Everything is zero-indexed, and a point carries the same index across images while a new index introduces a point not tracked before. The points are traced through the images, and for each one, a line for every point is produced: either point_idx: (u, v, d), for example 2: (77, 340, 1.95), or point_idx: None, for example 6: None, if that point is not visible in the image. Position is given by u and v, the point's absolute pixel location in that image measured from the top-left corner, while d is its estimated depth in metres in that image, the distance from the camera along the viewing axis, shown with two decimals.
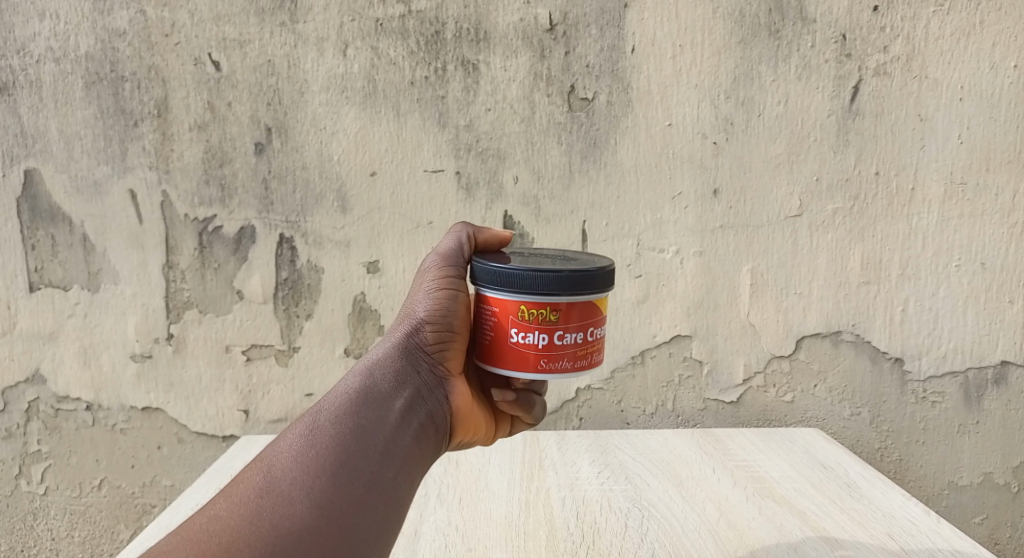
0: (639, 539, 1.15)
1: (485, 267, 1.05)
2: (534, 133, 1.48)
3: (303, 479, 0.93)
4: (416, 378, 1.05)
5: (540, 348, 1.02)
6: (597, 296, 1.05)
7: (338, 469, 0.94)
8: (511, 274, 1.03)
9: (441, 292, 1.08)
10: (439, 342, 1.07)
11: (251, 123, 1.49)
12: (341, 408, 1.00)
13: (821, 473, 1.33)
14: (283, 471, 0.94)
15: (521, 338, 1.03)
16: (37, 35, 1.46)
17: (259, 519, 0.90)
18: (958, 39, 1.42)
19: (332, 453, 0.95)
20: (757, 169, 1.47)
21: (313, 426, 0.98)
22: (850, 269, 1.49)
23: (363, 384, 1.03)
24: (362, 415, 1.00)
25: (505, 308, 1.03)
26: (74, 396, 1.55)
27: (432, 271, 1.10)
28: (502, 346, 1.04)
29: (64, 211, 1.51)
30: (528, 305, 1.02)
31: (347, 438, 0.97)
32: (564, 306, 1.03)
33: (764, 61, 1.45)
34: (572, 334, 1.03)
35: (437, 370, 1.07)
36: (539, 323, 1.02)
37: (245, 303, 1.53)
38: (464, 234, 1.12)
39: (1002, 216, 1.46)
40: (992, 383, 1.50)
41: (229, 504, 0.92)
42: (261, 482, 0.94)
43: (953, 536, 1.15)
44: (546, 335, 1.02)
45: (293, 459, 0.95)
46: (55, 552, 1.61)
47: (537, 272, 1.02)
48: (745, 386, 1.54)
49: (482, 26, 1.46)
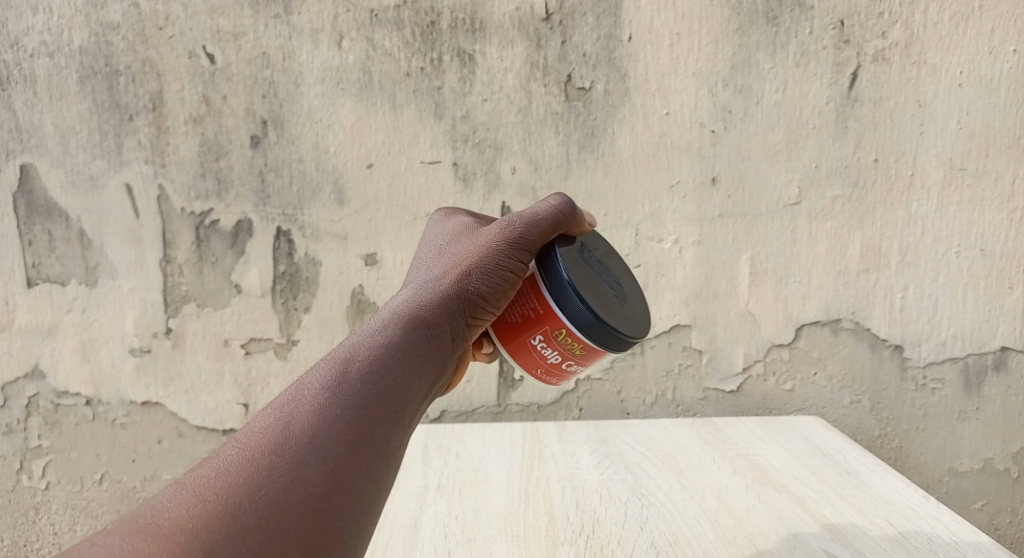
0: (638, 528, 1.15)
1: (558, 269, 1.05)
2: (531, 123, 1.48)
3: (321, 442, 0.86)
4: (447, 344, 1.01)
5: (544, 361, 1.08)
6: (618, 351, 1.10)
7: (357, 434, 0.88)
8: (573, 300, 1.03)
9: (503, 265, 1.04)
10: (479, 312, 1.04)
11: (247, 116, 1.48)
12: (371, 367, 0.93)
13: (822, 461, 1.33)
14: (303, 428, 0.86)
15: (539, 346, 1.07)
16: (30, 29, 1.46)
17: (271, 479, 0.82)
18: (957, 24, 1.41)
19: (353, 416, 0.89)
20: (755, 157, 1.47)
21: (339, 382, 0.91)
22: (850, 257, 1.49)
23: (396, 341, 0.97)
24: (390, 377, 0.93)
25: (550, 318, 1.05)
26: (73, 392, 1.55)
27: (505, 238, 1.05)
28: (519, 339, 1.08)
29: (61, 206, 1.50)
30: (567, 332, 1.05)
31: (371, 402, 0.90)
32: (592, 351, 1.07)
33: (762, 48, 1.44)
34: (577, 366, 1.10)
35: (465, 338, 1.04)
36: (562, 347, 1.07)
37: (243, 297, 1.53)
38: (558, 220, 1.08)
39: (1002, 202, 1.45)
40: (992, 369, 1.50)
41: (240, 458, 0.83)
42: (277, 437, 0.85)
43: (952, 521, 1.15)
44: (560, 358, 1.08)
45: (313, 417, 0.87)
46: (58, 547, 1.61)
47: (595, 319, 1.04)
48: (745, 375, 1.54)
49: (478, 15, 1.45)
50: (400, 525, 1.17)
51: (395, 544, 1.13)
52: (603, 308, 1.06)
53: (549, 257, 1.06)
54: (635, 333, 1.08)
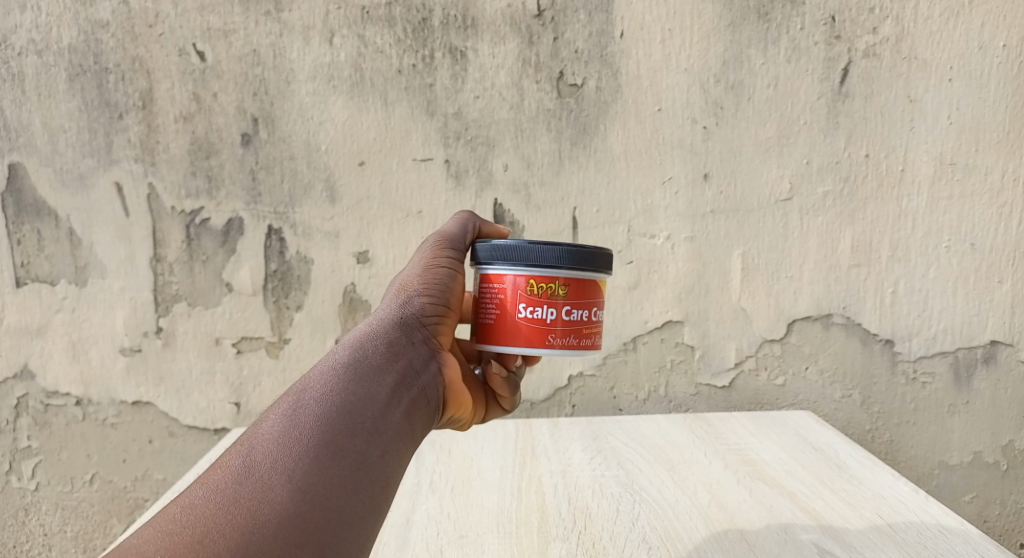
0: (630, 523, 1.15)
1: (489, 247, 1.09)
2: (523, 120, 1.48)
3: (286, 460, 0.87)
4: (411, 351, 1.03)
5: (548, 324, 1.05)
6: (598, 276, 1.10)
7: (324, 447, 0.89)
8: (517, 250, 1.06)
9: (437, 269, 1.10)
10: (433, 315, 1.07)
11: (238, 114, 1.47)
12: (330, 383, 0.95)
13: (813, 455, 1.33)
14: (265, 452, 0.88)
15: (529, 314, 1.05)
16: (19, 27, 1.45)
17: (238, 505, 0.83)
18: (945, 20, 1.43)
19: (318, 431, 0.90)
20: (747, 152, 1.47)
21: (299, 402, 0.92)
22: (841, 252, 1.49)
23: (353, 356, 0.99)
24: (351, 389, 0.95)
25: (514, 284, 1.06)
26: (63, 392, 1.54)
27: (432, 249, 1.12)
28: (507, 321, 1.06)
29: (50, 204, 1.49)
30: (536, 280, 1.06)
31: (335, 414, 0.91)
32: (571, 282, 1.06)
33: (753, 44, 1.45)
34: (578, 311, 1.07)
35: (429, 343, 1.06)
36: (547, 298, 1.05)
37: (235, 295, 1.52)
38: (471, 222, 1.15)
39: (991, 196, 1.46)
40: (981, 362, 1.51)
41: (204, 491, 0.84)
42: (241, 465, 0.87)
43: (941, 513, 1.16)
44: (555, 310, 1.05)
45: (275, 440, 0.89)
46: (47, 549, 1.59)
47: (548, 246, 1.06)
48: (737, 370, 1.54)
49: (470, 12, 1.45)
50: (393, 523, 1.17)
51: (388, 542, 1.12)
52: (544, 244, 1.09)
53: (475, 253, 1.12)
54: (594, 247, 1.10)
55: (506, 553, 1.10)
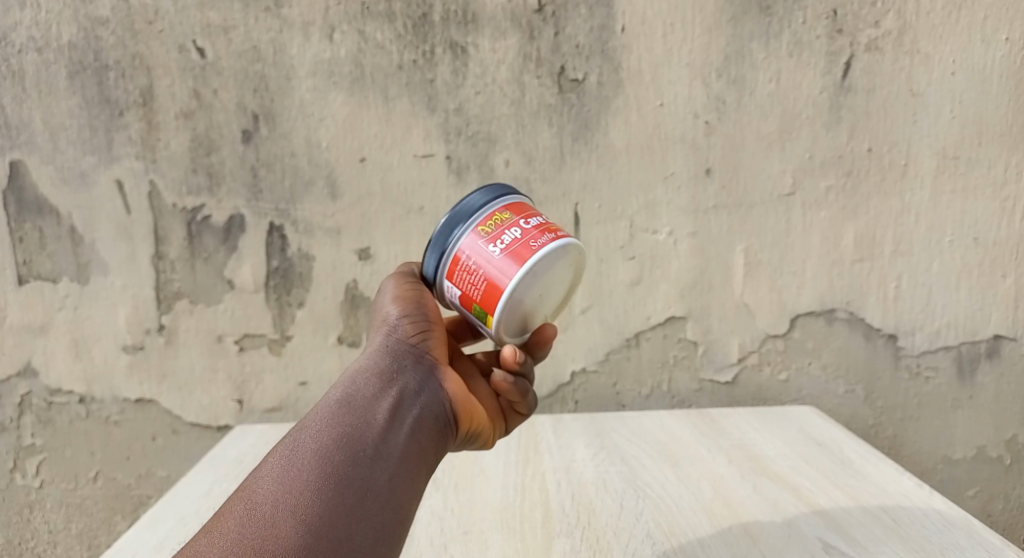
0: (634, 519, 1.15)
1: (432, 261, 1.10)
2: (524, 116, 1.47)
3: (287, 499, 0.91)
4: (405, 374, 1.06)
5: (521, 238, 1.05)
6: (523, 196, 1.13)
7: (324, 481, 0.93)
8: (449, 228, 1.09)
9: (411, 292, 1.12)
10: (418, 335, 1.09)
11: (238, 111, 1.47)
12: (326, 422, 0.99)
13: (816, 450, 1.33)
14: (266, 495, 0.92)
15: (501, 244, 1.05)
16: (18, 25, 1.44)
17: (242, 547, 0.86)
18: (950, 12, 1.41)
19: (316, 467, 0.94)
20: (749, 147, 1.46)
21: (295, 444, 0.97)
22: (844, 247, 1.49)
23: (345, 393, 1.02)
24: (347, 423, 0.99)
25: (470, 245, 1.06)
26: (67, 390, 1.54)
27: (399, 280, 1.15)
28: (492, 266, 1.04)
29: (51, 202, 1.49)
30: (482, 224, 1.07)
31: (331, 449, 0.96)
32: (505, 205, 1.09)
33: (755, 38, 1.43)
34: (533, 218, 1.08)
35: (424, 360, 1.09)
36: (501, 225, 1.06)
37: (237, 292, 1.52)
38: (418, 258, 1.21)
39: (994, 190, 1.45)
40: (985, 357, 1.50)
41: (209, 538, 0.88)
42: (243, 510, 0.91)
43: (946, 508, 1.16)
44: (515, 227, 1.06)
45: (275, 483, 0.93)
46: (52, 546, 1.59)
47: (466, 201, 1.09)
48: (740, 366, 1.54)
49: (470, 7, 1.44)
50: None
51: None
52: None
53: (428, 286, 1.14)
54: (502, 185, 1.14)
55: (510, 549, 1.10)
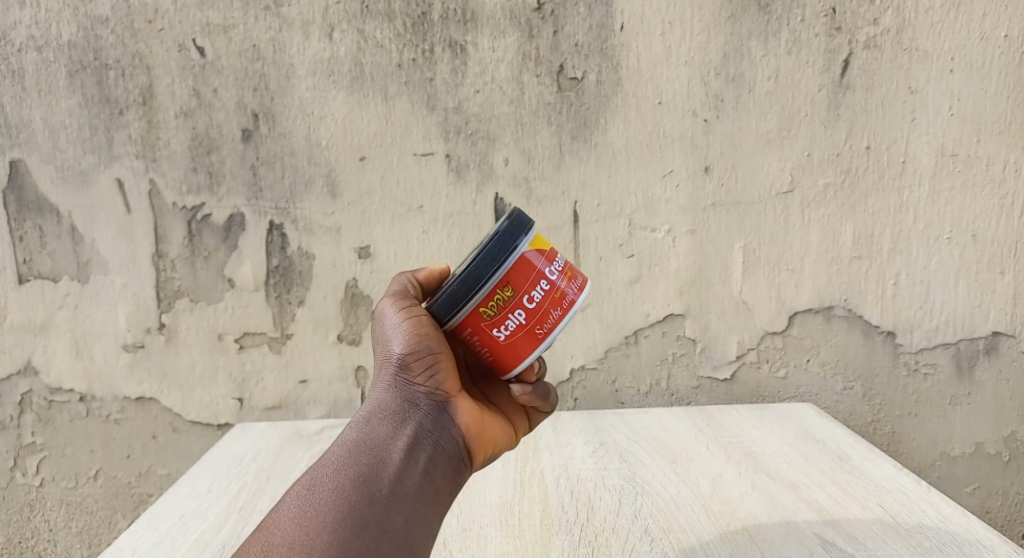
0: (632, 516, 1.16)
1: (430, 316, 1.04)
2: (523, 114, 1.47)
3: (304, 544, 0.94)
4: (416, 414, 1.04)
5: (526, 324, 1.03)
6: (530, 246, 1.04)
7: (341, 525, 0.95)
8: (450, 299, 1.02)
9: (413, 325, 1.04)
10: (425, 369, 1.04)
11: (238, 110, 1.47)
12: (342, 461, 1.01)
13: (814, 447, 1.34)
14: (284, 538, 0.95)
15: (506, 331, 1.03)
16: (18, 24, 1.44)
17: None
18: (948, 10, 1.42)
19: (332, 511, 0.96)
20: (748, 145, 1.47)
21: (313, 484, 0.99)
22: (842, 244, 1.49)
23: (360, 433, 1.03)
24: (363, 464, 1.00)
25: (472, 324, 1.03)
26: (67, 388, 1.55)
27: (397, 308, 1.06)
28: (501, 350, 1.03)
29: (51, 201, 1.49)
30: (485, 303, 1.02)
31: (346, 491, 0.97)
32: (510, 274, 1.02)
33: (753, 36, 1.44)
34: (538, 288, 1.03)
35: (436, 396, 1.05)
36: (506, 306, 1.02)
37: (237, 291, 1.53)
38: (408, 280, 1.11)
39: (992, 188, 1.46)
40: (984, 354, 1.51)
41: None
42: (263, 553, 0.94)
43: (943, 505, 1.16)
44: (520, 309, 1.02)
45: (294, 525, 0.96)
46: (53, 544, 1.60)
47: (469, 271, 1.01)
48: (739, 363, 1.54)
49: (469, 6, 1.45)
50: None
51: None
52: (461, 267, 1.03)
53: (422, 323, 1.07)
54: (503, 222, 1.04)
55: (509, 546, 1.11)
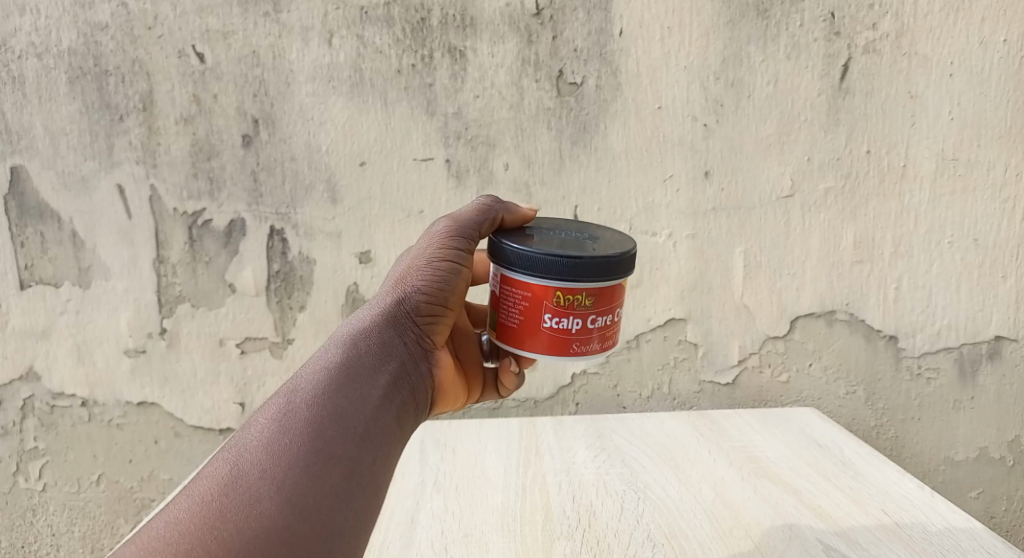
0: (634, 521, 1.16)
1: (515, 252, 1.06)
2: (523, 119, 1.47)
3: (275, 470, 0.90)
4: (401, 351, 1.07)
5: (572, 334, 1.06)
6: (621, 280, 1.09)
7: (315, 456, 0.92)
8: (545, 260, 1.04)
9: (442, 262, 1.10)
10: (430, 314, 1.10)
11: (238, 116, 1.47)
12: (321, 386, 0.98)
13: (817, 452, 1.33)
14: (252, 463, 0.90)
15: (555, 324, 1.06)
16: (17, 30, 1.44)
17: (226, 519, 0.85)
18: (948, 15, 1.41)
19: (308, 440, 0.93)
20: (748, 149, 1.46)
21: (288, 409, 0.95)
22: (844, 248, 1.49)
23: (344, 358, 1.02)
24: (343, 394, 0.98)
25: (540, 293, 1.05)
26: (69, 394, 1.55)
27: (440, 241, 1.11)
28: (532, 330, 1.07)
29: (53, 207, 1.49)
30: (562, 291, 1.05)
31: (324, 422, 0.95)
32: (595, 292, 1.06)
33: (753, 41, 1.43)
34: (603, 317, 1.08)
35: (423, 341, 1.11)
36: (572, 308, 1.06)
37: (238, 296, 1.53)
38: (490, 211, 1.14)
39: (994, 192, 1.45)
40: (986, 358, 1.50)
41: (191, 504, 0.87)
42: (227, 475, 0.89)
43: (947, 510, 1.16)
44: (581, 320, 1.06)
45: (263, 449, 0.92)
46: (57, 548, 1.61)
47: (574, 258, 1.04)
48: (740, 367, 1.54)
49: (468, 11, 1.44)
50: (397, 521, 1.17)
51: (392, 541, 1.13)
52: (574, 250, 1.06)
53: (496, 248, 1.09)
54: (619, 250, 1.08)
55: (511, 551, 1.11)
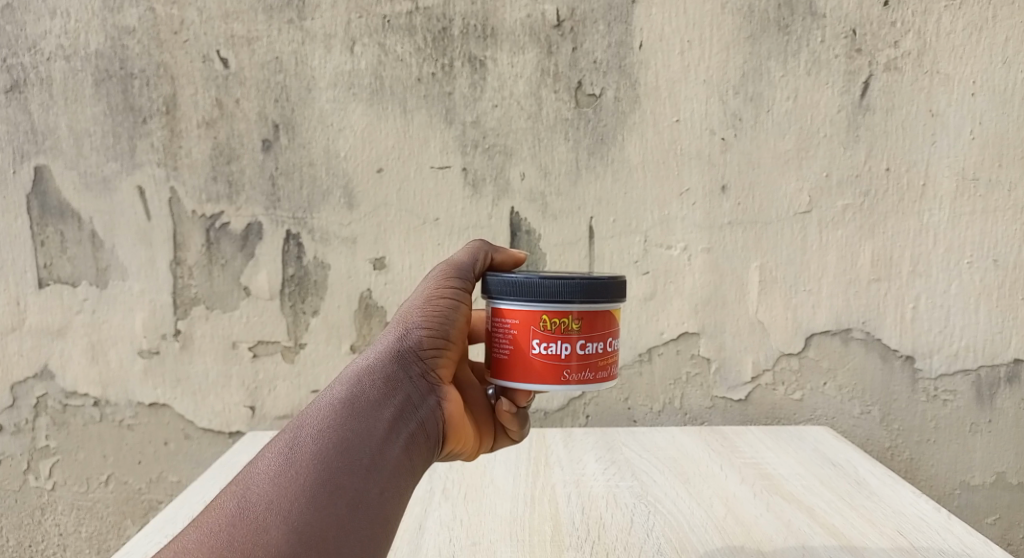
0: (645, 534, 1.14)
1: (502, 281, 1.07)
2: (541, 129, 1.48)
3: (280, 503, 0.92)
4: (407, 384, 1.04)
5: (563, 359, 1.04)
6: (612, 305, 1.08)
7: (319, 489, 0.93)
8: (530, 285, 1.05)
9: (442, 298, 1.09)
10: (433, 348, 1.07)
11: (259, 120, 1.49)
12: (327, 421, 0.99)
13: (832, 471, 1.31)
14: (258, 496, 0.93)
15: (543, 349, 1.04)
16: (48, 33, 1.48)
17: (231, 550, 0.88)
18: (969, 34, 1.42)
19: (312, 473, 0.94)
20: (766, 164, 1.46)
21: (295, 443, 0.97)
22: (861, 266, 1.47)
23: (349, 393, 1.02)
24: (347, 428, 0.99)
25: (527, 319, 1.05)
26: (82, 393, 1.56)
27: (438, 279, 1.10)
28: (522, 357, 1.05)
29: (73, 206, 1.51)
30: (548, 315, 1.04)
31: (329, 455, 0.96)
32: (583, 315, 1.05)
33: (773, 56, 1.44)
34: (593, 344, 1.06)
35: (428, 377, 1.07)
36: (560, 333, 1.04)
37: (252, 299, 1.53)
38: (480, 250, 1.13)
39: (1015, 213, 1.45)
40: (1004, 382, 1.49)
41: (200, 534, 0.90)
42: (234, 508, 0.92)
43: (964, 533, 1.13)
44: (569, 345, 1.04)
45: (270, 482, 0.94)
46: (62, 549, 1.60)
47: (557, 280, 1.04)
48: (754, 384, 1.52)
49: (490, 22, 1.46)
50: (406, 528, 1.16)
51: (401, 547, 1.12)
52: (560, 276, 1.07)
53: (484, 284, 1.10)
54: (605, 277, 1.08)
55: None
